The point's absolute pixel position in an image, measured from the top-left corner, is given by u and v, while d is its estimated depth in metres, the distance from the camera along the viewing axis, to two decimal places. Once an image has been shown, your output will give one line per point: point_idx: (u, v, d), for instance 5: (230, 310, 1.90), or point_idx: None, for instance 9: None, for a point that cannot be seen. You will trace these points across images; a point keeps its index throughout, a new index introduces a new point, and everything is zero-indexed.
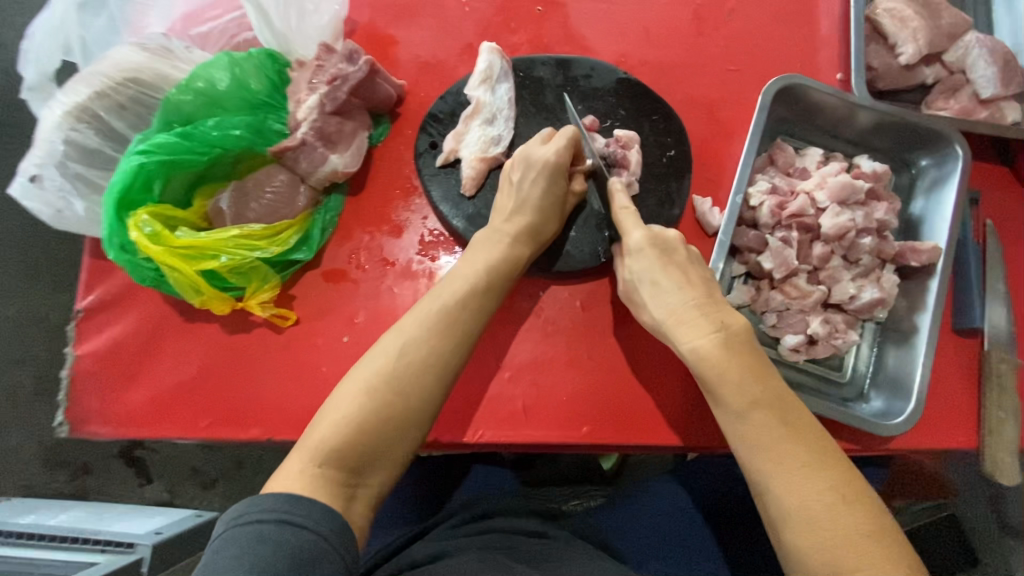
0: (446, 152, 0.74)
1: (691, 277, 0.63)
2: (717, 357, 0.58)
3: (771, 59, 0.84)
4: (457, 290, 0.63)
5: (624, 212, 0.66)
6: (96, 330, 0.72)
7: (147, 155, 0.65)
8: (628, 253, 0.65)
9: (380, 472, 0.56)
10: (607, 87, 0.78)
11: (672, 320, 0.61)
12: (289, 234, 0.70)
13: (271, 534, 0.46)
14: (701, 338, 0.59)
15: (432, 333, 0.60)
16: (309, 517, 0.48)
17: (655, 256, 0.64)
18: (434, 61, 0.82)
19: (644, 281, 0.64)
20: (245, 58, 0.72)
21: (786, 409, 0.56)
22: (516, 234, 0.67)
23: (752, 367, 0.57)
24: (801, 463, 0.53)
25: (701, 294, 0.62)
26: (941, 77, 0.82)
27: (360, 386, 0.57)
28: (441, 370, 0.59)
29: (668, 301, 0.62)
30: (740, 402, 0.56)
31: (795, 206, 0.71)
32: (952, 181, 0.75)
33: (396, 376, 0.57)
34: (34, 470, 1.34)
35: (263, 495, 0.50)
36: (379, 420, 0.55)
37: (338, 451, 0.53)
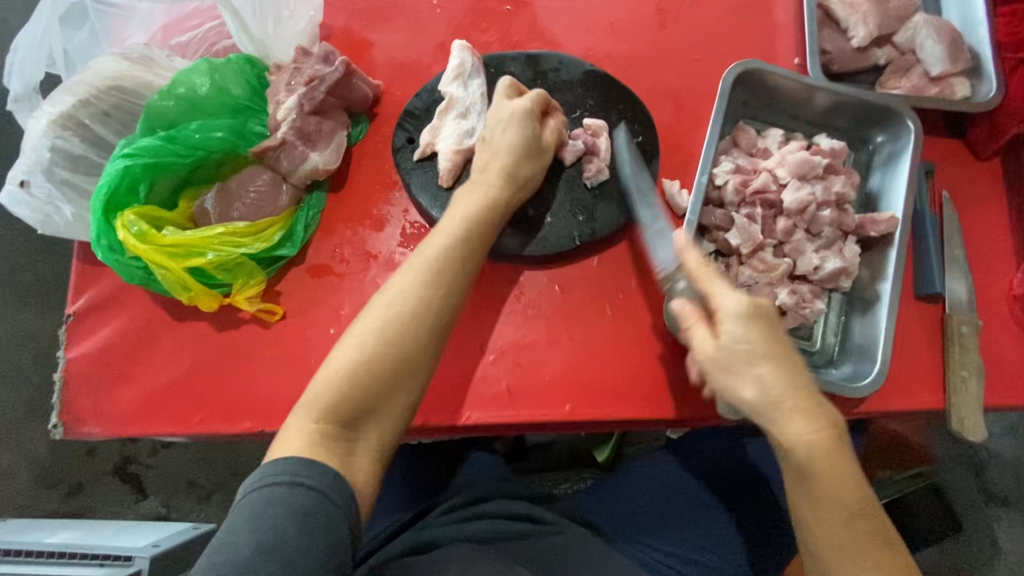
0: (423, 146, 0.76)
1: (798, 359, 0.59)
2: (824, 456, 0.57)
3: (732, 48, 0.88)
4: (442, 244, 0.66)
5: (708, 277, 0.62)
6: (88, 332, 0.73)
7: (132, 158, 0.67)
8: (726, 320, 0.58)
9: (377, 425, 0.60)
10: (576, 80, 0.82)
11: (777, 409, 0.57)
12: (273, 231, 0.73)
13: (284, 496, 0.52)
14: (811, 435, 0.56)
15: (419, 284, 0.63)
16: (316, 480, 0.54)
17: (761, 332, 0.57)
18: (408, 61, 0.85)
19: (748, 357, 0.57)
20: (224, 64, 0.75)
21: (868, 508, 0.58)
22: (493, 180, 0.70)
23: (846, 468, 0.57)
24: (879, 565, 0.57)
25: (808, 384, 0.57)
26: (893, 58, 0.87)
27: (352, 345, 0.60)
28: (429, 319, 0.62)
29: (780, 389, 0.56)
30: (837, 502, 0.57)
31: (758, 182, 0.75)
32: (906, 154, 0.79)
33: (388, 330, 0.61)
34: (29, 490, 1.35)
35: (277, 458, 0.55)
36: (372, 373, 0.59)
37: (335, 406, 0.58)
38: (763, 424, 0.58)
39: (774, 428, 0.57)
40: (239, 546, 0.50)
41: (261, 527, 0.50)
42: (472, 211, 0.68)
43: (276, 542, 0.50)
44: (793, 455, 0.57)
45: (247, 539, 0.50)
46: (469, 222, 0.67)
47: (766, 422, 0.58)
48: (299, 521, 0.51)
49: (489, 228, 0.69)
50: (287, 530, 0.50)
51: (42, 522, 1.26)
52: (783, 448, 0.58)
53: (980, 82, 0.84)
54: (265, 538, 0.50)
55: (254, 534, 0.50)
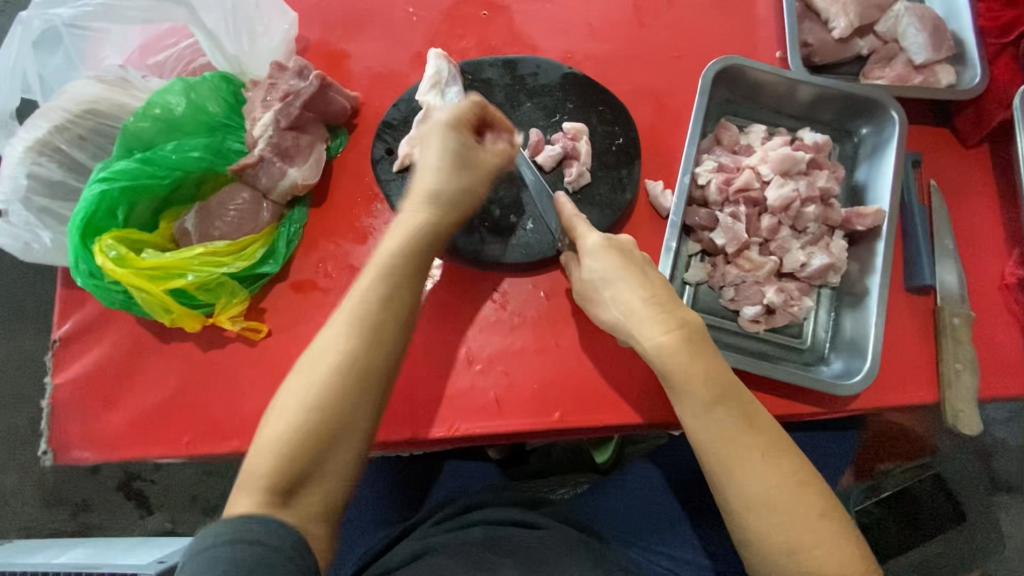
0: (401, 157, 0.76)
1: (644, 270, 0.63)
2: (677, 352, 0.58)
3: (712, 44, 0.87)
4: (379, 286, 0.59)
5: (577, 220, 0.68)
6: (75, 357, 0.73)
7: (108, 182, 0.66)
8: (587, 254, 0.65)
9: (320, 488, 0.54)
10: (554, 83, 0.81)
11: (632, 319, 0.60)
12: (255, 248, 0.72)
13: (223, 556, 0.47)
14: (658, 334, 0.59)
15: (350, 333, 0.57)
16: (262, 534, 0.49)
17: (613, 257, 0.63)
18: (386, 71, 0.84)
19: (604, 280, 0.63)
20: (199, 82, 0.75)
21: (733, 394, 0.58)
22: (422, 202, 0.62)
23: (709, 362, 0.58)
24: (756, 452, 0.56)
25: (660, 292, 0.61)
26: (876, 47, 0.86)
27: (282, 413, 0.55)
28: (363, 375, 0.56)
29: (626, 299, 0.61)
30: (700, 395, 0.57)
31: (740, 180, 0.74)
32: (891, 146, 0.78)
33: (320, 384, 0.55)
34: (36, 509, 1.35)
35: (214, 524, 0.50)
36: (306, 441, 0.54)
37: (269, 477, 0.52)
38: (628, 338, 0.62)
39: (634, 338, 0.61)
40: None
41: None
42: (400, 242, 0.61)
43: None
44: (653, 362, 0.60)
45: None
46: (406, 254, 0.60)
47: (628, 338, 0.62)
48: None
49: (422, 260, 0.62)
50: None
51: (49, 542, 1.27)
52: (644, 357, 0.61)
53: (965, 69, 0.84)
54: None
55: None
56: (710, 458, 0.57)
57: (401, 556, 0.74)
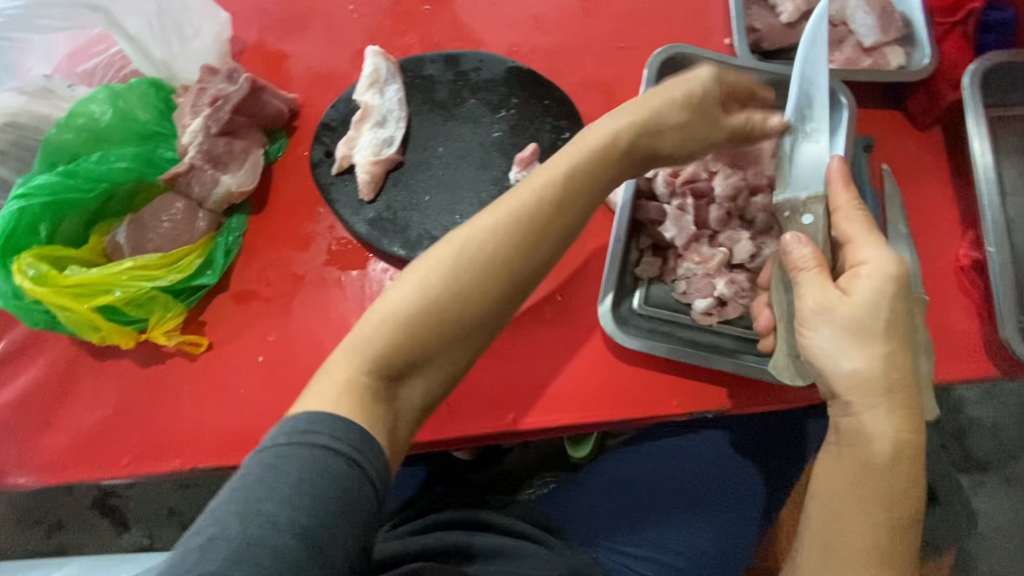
0: (339, 160, 0.74)
1: (910, 343, 0.54)
2: (901, 450, 0.52)
3: (661, 32, 0.85)
4: (550, 176, 0.53)
5: (857, 237, 0.57)
6: (9, 379, 0.71)
7: (26, 198, 0.64)
8: (866, 277, 0.54)
9: (424, 380, 0.50)
10: (498, 78, 0.79)
11: (885, 375, 0.52)
12: (190, 259, 0.70)
13: (335, 473, 0.42)
14: (900, 429, 0.52)
15: (511, 225, 0.50)
16: (363, 452, 0.43)
17: (899, 306, 0.53)
18: (326, 71, 0.82)
19: (869, 323, 0.53)
20: (125, 89, 0.72)
21: (913, 537, 0.53)
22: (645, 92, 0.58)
23: (907, 490, 0.52)
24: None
25: (909, 365, 0.53)
26: (826, 31, 0.85)
27: (414, 279, 0.49)
28: (505, 273, 0.49)
29: (895, 357, 0.53)
30: (882, 508, 0.52)
31: (687, 172, 0.73)
32: (841, 129, 0.76)
33: (482, 265, 0.49)
34: (11, 530, 1.33)
35: (316, 411, 0.44)
36: (435, 329, 0.48)
37: (383, 356, 0.47)
38: (852, 386, 0.53)
39: (853, 408, 0.53)
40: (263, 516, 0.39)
41: (293, 503, 0.40)
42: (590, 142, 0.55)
43: (305, 526, 0.40)
44: (868, 443, 0.53)
45: (285, 509, 0.40)
46: (575, 157, 0.54)
47: (858, 397, 0.53)
48: (334, 512, 0.41)
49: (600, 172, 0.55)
50: (325, 517, 0.40)
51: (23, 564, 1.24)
52: (859, 427, 0.53)
53: (914, 50, 0.82)
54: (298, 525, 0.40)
55: (294, 508, 0.40)
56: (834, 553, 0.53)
57: None
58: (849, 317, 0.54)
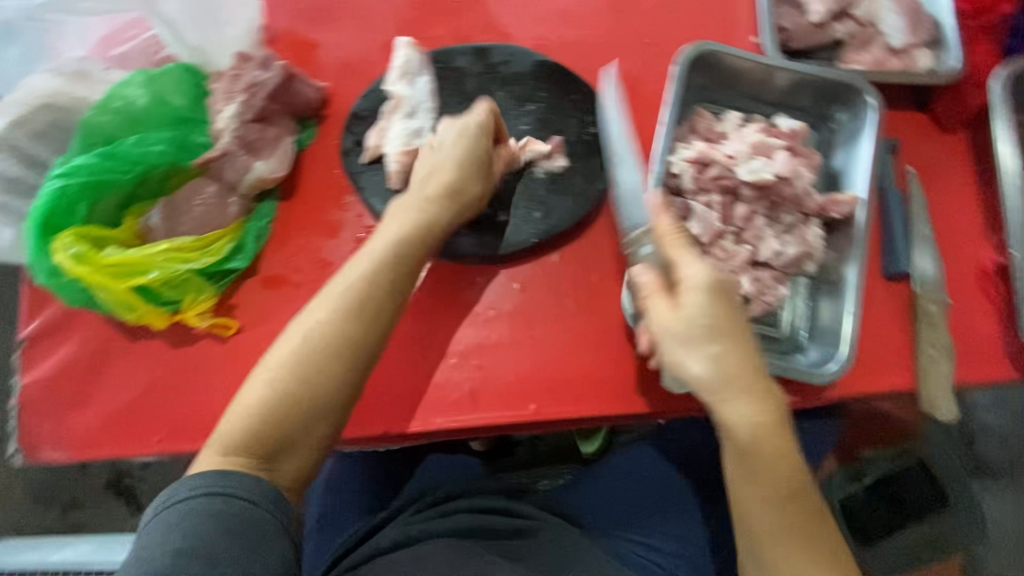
0: (370, 149, 0.75)
1: (744, 336, 0.60)
2: (763, 431, 0.58)
3: (689, 30, 0.85)
4: (371, 272, 0.63)
5: (675, 249, 0.62)
6: (41, 357, 0.72)
7: (67, 177, 0.66)
8: (691, 291, 0.60)
9: (296, 458, 0.58)
10: (527, 71, 0.79)
11: (726, 379, 0.58)
12: (222, 244, 0.71)
13: (199, 506, 0.51)
14: (755, 411, 0.58)
15: (338, 315, 0.61)
16: (234, 486, 0.53)
17: (720, 307, 0.59)
18: (356, 61, 0.82)
19: (705, 332, 0.59)
20: (162, 74, 0.73)
21: (807, 489, 0.60)
22: (433, 195, 0.68)
23: (786, 454, 0.59)
24: (812, 545, 0.59)
25: (754, 359, 0.60)
26: (855, 32, 0.83)
27: (263, 379, 0.58)
28: (344, 350, 0.60)
29: (733, 354, 0.59)
30: (770, 481, 0.58)
31: (714, 169, 0.72)
32: (867, 130, 0.77)
33: (302, 358, 0.59)
34: (26, 509, 1.35)
35: (189, 475, 0.54)
36: (289, 410, 0.57)
37: (241, 446, 0.56)
38: (709, 395, 0.59)
39: (715, 407, 0.59)
40: (149, 560, 0.49)
41: (175, 538, 0.50)
42: (401, 233, 0.66)
43: (193, 548, 0.49)
44: (737, 435, 0.59)
45: (166, 550, 0.49)
46: (388, 250, 0.65)
47: (714, 401, 0.59)
48: (216, 528, 0.50)
49: (409, 264, 0.65)
50: (207, 535, 0.50)
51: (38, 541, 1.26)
52: (724, 426, 0.59)
53: (942, 53, 0.83)
54: (184, 548, 0.49)
55: (173, 546, 0.49)
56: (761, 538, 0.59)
57: (380, 543, 0.73)
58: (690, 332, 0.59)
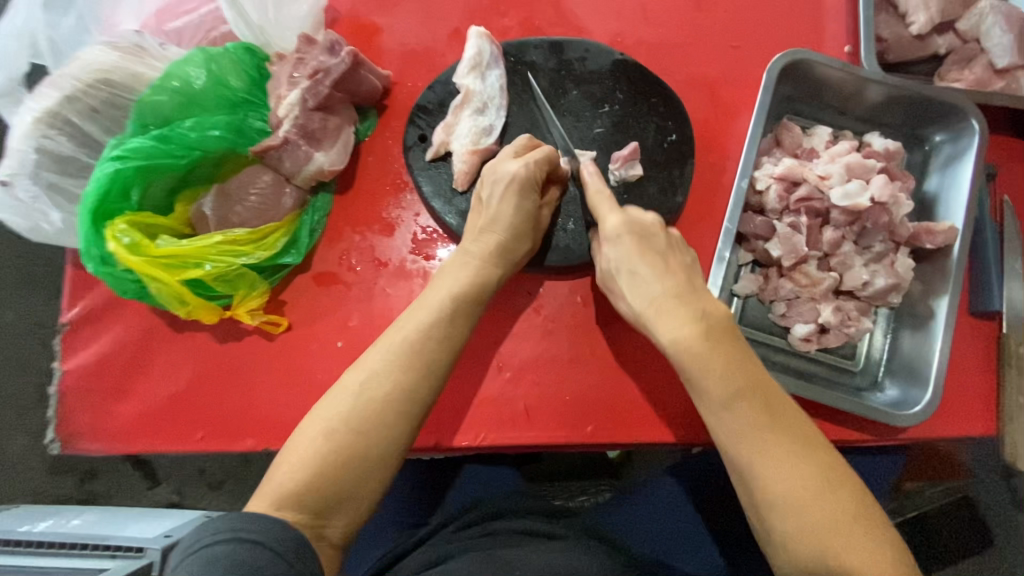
0: (436, 145, 0.70)
1: (734, 345, 0.56)
2: (696, 347, 0.55)
3: (777, 35, 0.80)
4: (425, 322, 0.60)
5: (598, 196, 0.64)
6: (84, 343, 0.69)
7: (121, 161, 0.61)
8: (606, 239, 0.63)
9: (346, 514, 0.54)
10: (603, 70, 0.74)
11: (651, 309, 0.59)
12: (277, 237, 0.68)
13: (223, 554, 0.45)
14: (675, 325, 0.57)
15: (395, 368, 0.57)
16: (262, 533, 0.47)
17: (633, 243, 0.61)
18: (421, 49, 0.77)
19: (622, 272, 0.61)
20: (220, 53, 0.68)
21: (767, 389, 0.54)
22: (485, 255, 0.64)
23: (730, 354, 0.55)
24: (789, 449, 0.52)
25: (683, 283, 0.59)
26: (955, 46, 0.78)
27: (319, 431, 0.54)
28: (404, 406, 0.56)
29: (715, 391, 0.54)
30: (720, 392, 0.54)
31: (802, 188, 0.68)
32: (969, 157, 0.71)
33: (358, 415, 0.55)
34: (42, 477, 1.33)
35: (216, 517, 0.49)
36: (343, 464, 0.53)
37: (299, 495, 0.51)
38: (644, 328, 0.60)
39: (652, 332, 0.59)
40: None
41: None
42: (459, 287, 0.62)
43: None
44: (668, 352, 0.57)
45: None
46: (455, 299, 0.62)
47: (646, 328, 0.60)
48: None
49: (462, 316, 0.62)
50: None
51: (53, 510, 1.24)
52: (663, 349, 0.58)
53: None
54: None
55: None
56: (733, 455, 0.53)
57: (415, 563, 0.68)
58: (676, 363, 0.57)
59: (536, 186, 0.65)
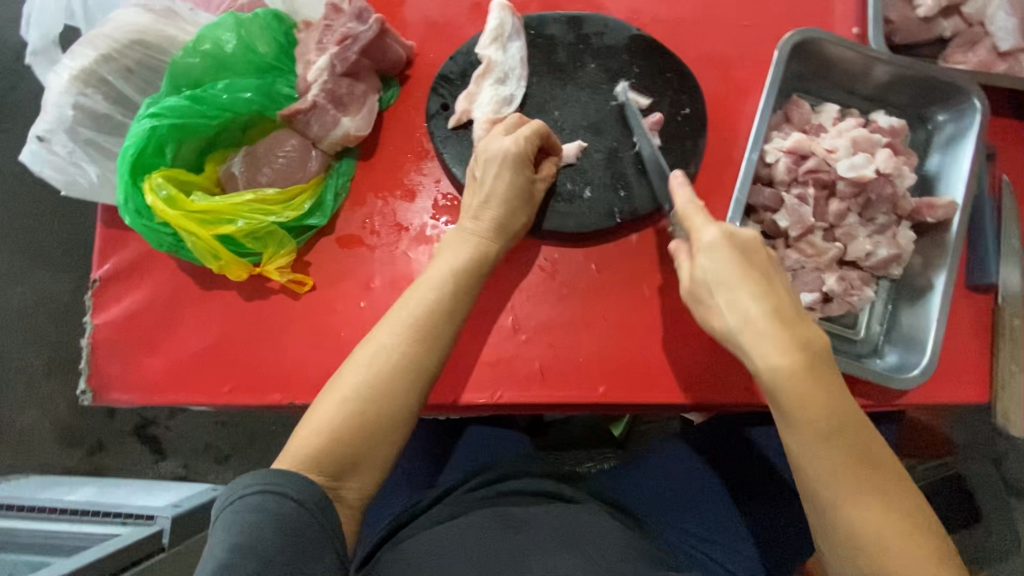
0: (458, 113, 0.73)
1: (834, 382, 0.54)
2: (797, 377, 0.53)
3: (788, 15, 0.82)
4: (427, 298, 0.62)
5: (691, 211, 0.61)
6: (115, 298, 0.71)
7: (157, 118, 0.63)
8: (700, 251, 0.58)
9: (360, 477, 0.57)
10: (620, 45, 0.77)
11: (746, 330, 0.55)
12: (303, 199, 0.70)
13: (255, 505, 0.49)
14: (774, 353, 0.53)
15: (401, 339, 0.60)
16: (289, 487, 0.51)
17: (737, 261, 0.56)
18: (442, 21, 0.79)
19: (718, 285, 0.57)
20: (251, 19, 0.70)
21: (856, 422, 0.54)
22: (483, 231, 0.67)
23: (828, 386, 0.54)
24: (874, 487, 0.53)
25: (786, 304, 0.55)
26: (960, 29, 0.80)
27: (332, 400, 0.58)
28: (410, 374, 0.59)
29: (812, 427, 0.53)
30: (816, 429, 0.53)
31: (810, 161, 0.71)
32: (970, 134, 0.74)
33: (368, 385, 0.58)
34: (51, 448, 1.35)
35: (245, 475, 0.52)
36: (357, 429, 0.56)
37: (316, 460, 0.54)
38: (738, 348, 0.56)
39: (748, 354, 0.55)
40: (208, 561, 0.46)
41: (232, 536, 0.47)
42: (460, 263, 0.65)
43: (249, 546, 0.46)
44: (761, 379, 0.55)
45: (219, 553, 0.46)
46: (455, 274, 0.64)
47: (738, 347, 0.56)
48: (268, 527, 0.48)
49: (464, 293, 0.64)
50: (261, 535, 0.47)
51: (62, 479, 1.26)
52: (755, 371, 0.55)
53: None
54: (237, 546, 0.46)
55: (227, 546, 0.46)
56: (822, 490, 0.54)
57: (430, 519, 0.70)
58: (773, 396, 0.55)
59: (528, 161, 0.68)
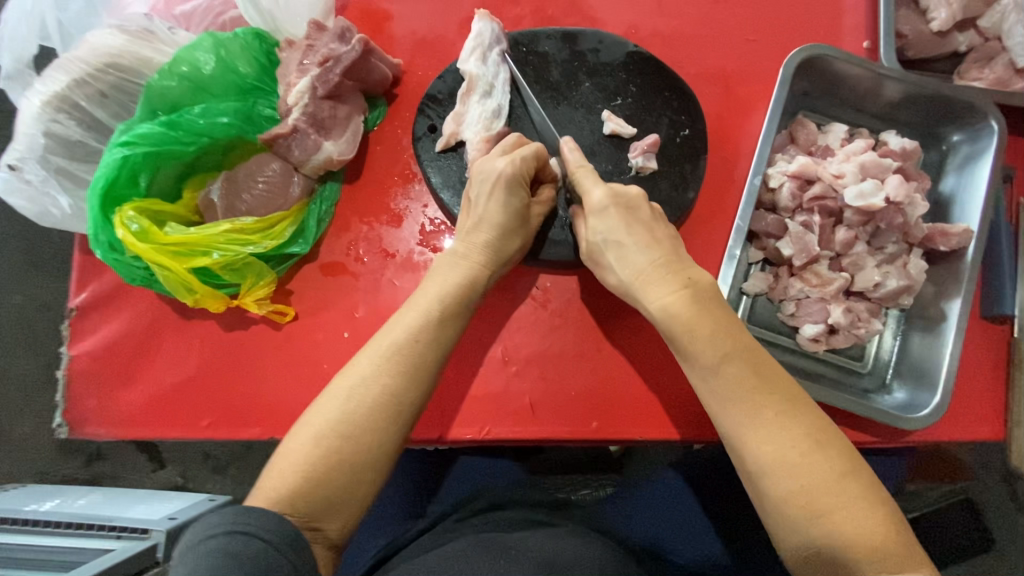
0: (446, 136, 0.69)
1: (727, 318, 0.55)
2: (682, 310, 0.55)
3: (794, 29, 0.78)
4: (412, 325, 0.59)
5: (581, 171, 0.62)
6: (92, 328, 0.69)
7: (129, 147, 0.61)
8: (591, 213, 0.60)
9: (340, 518, 0.53)
10: (617, 62, 0.73)
11: (638, 281, 0.58)
12: (283, 227, 0.67)
13: (220, 547, 0.45)
14: (665, 295, 0.56)
15: (383, 370, 0.56)
16: (258, 527, 0.47)
17: (622, 217, 0.59)
18: (431, 37, 0.76)
19: (609, 244, 0.60)
20: (230, 38, 0.67)
21: (751, 350, 0.54)
22: (475, 256, 0.63)
23: (720, 318, 0.55)
24: (778, 407, 0.51)
25: (669, 251, 0.58)
26: (975, 44, 0.76)
27: (310, 434, 0.54)
28: (392, 409, 0.56)
29: (705, 354, 0.53)
30: (708, 355, 0.53)
31: (816, 187, 0.67)
32: (987, 157, 0.70)
33: (347, 420, 0.54)
34: (48, 456, 1.32)
35: (214, 512, 0.49)
36: (334, 469, 0.53)
37: (291, 501, 0.51)
38: (633, 300, 0.59)
39: (639, 296, 0.58)
40: None
41: None
42: (449, 289, 0.61)
43: None
44: (657, 320, 0.57)
45: None
46: (445, 301, 0.61)
47: (633, 300, 0.59)
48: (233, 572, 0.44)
49: (448, 321, 0.61)
50: None
51: (57, 489, 1.24)
52: (648, 312, 0.58)
53: None
54: None
55: None
56: (729, 419, 0.52)
57: (414, 549, 0.69)
58: (666, 333, 0.57)
59: (524, 183, 0.64)
